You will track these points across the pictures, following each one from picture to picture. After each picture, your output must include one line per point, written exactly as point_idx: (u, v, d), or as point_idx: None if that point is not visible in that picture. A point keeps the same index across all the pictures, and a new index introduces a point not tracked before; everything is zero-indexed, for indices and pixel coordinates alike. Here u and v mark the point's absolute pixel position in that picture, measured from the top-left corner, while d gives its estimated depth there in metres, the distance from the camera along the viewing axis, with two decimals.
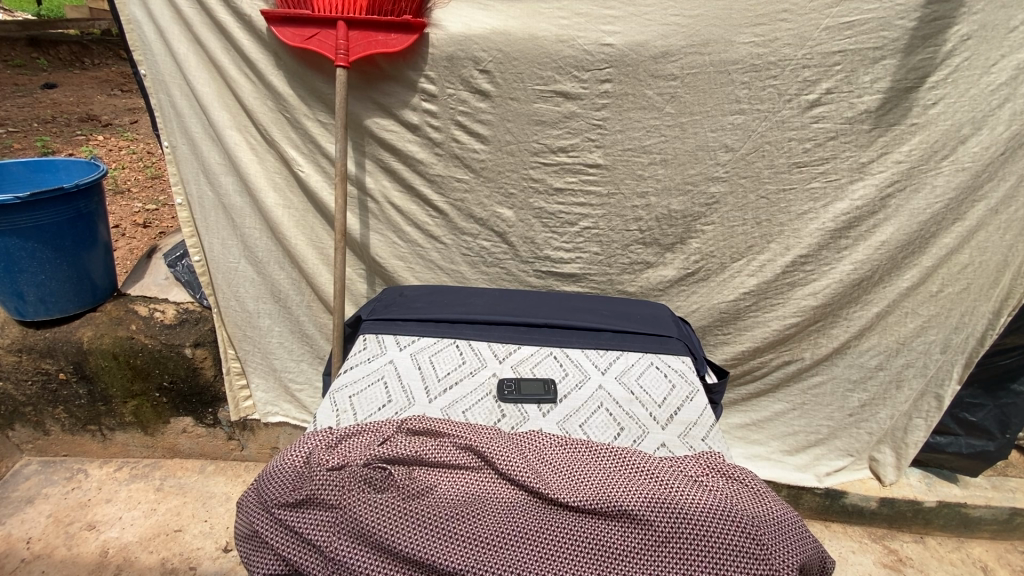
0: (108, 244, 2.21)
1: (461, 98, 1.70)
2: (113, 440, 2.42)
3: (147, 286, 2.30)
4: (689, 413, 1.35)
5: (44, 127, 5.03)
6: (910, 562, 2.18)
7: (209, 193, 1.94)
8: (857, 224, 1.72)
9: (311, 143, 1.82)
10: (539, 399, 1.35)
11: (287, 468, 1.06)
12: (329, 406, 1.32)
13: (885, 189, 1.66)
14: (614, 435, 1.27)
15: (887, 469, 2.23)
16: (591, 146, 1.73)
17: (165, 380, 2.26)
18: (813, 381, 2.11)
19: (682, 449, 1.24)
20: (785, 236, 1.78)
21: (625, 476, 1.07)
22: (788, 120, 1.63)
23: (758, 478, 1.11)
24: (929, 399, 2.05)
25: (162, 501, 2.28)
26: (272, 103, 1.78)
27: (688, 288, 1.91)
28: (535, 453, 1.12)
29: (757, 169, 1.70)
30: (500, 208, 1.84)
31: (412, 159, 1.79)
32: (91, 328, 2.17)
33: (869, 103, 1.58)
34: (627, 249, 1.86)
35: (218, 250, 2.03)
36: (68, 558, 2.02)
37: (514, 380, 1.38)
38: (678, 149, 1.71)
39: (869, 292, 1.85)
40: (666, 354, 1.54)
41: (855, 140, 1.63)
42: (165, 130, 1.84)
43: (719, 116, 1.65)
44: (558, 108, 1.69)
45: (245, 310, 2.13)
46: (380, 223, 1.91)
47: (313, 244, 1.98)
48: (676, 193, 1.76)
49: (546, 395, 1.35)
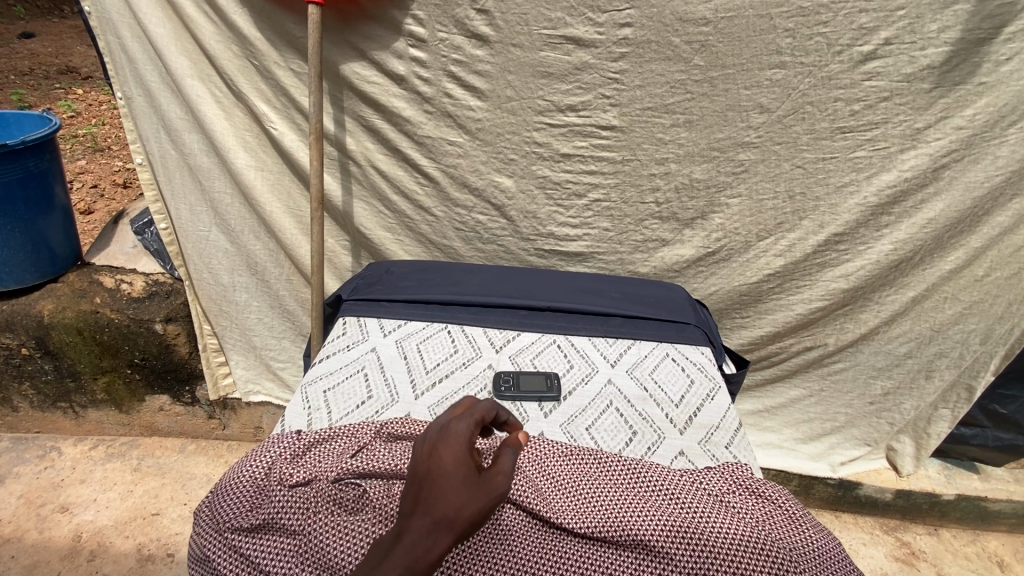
0: (68, 209, 2.01)
1: (454, 44, 1.47)
2: (86, 417, 2.28)
3: (113, 255, 2.10)
4: (710, 414, 1.18)
5: (21, 80, 4.72)
6: (923, 557, 2.09)
7: (172, 153, 1.72)
8: (903, 199, 1.52)
9: (284, 96, 1.58)
10: (541, 397, 1.18)
11: (247, 481, 0.91)
12: (300, 403, 1.15)
13: (940, 159, 1.45)
14: (626, 441, 1.10)
15: (905, 460, 2.11)
16: (605, 104, 1.50)
17: (136, 357, 2.08)
18: (834, 368, 1.97)
19: (704, 459, 1.08)
20: (820, 212, 1.58)
21: (640, 497, 0.94)
22: (836, 76, 1.39)
23: (793, 500, 0.97)
24: (959, 390, 1.92)
25: (140, 482, 2.17)
26: (237, 48, 1.54)
27: (706, 269, 1.73)
28: (536, 467, 0.98)
29: (794, 134, 1.48)
30: (499, 175, 1.63)
31: (398, 116, 1.56)
32: (51, 300, 1.97)
33: (933, 57, 1.34)
34: (640, 225, 1.67)
35: (186, 217, 1.83)
36: (40, 543, 1.93)
37: (512, 374, 1.21)
38: (705, 109, 1.47)
39: (907, 275, 1.67)
40: (682, 344, 1.37)
41: (912, 102, 1.40)
42: (117, 80, 1.61)
43: (756, 69, 1.41)
44: (568, 57, 1.45)
45: (219, 284, 1.95)
46: (364, 190, 1.70)
47: (290, 212, 1.77)
48: (699, 160, 1.55)
49: (549, 393, 1.19)
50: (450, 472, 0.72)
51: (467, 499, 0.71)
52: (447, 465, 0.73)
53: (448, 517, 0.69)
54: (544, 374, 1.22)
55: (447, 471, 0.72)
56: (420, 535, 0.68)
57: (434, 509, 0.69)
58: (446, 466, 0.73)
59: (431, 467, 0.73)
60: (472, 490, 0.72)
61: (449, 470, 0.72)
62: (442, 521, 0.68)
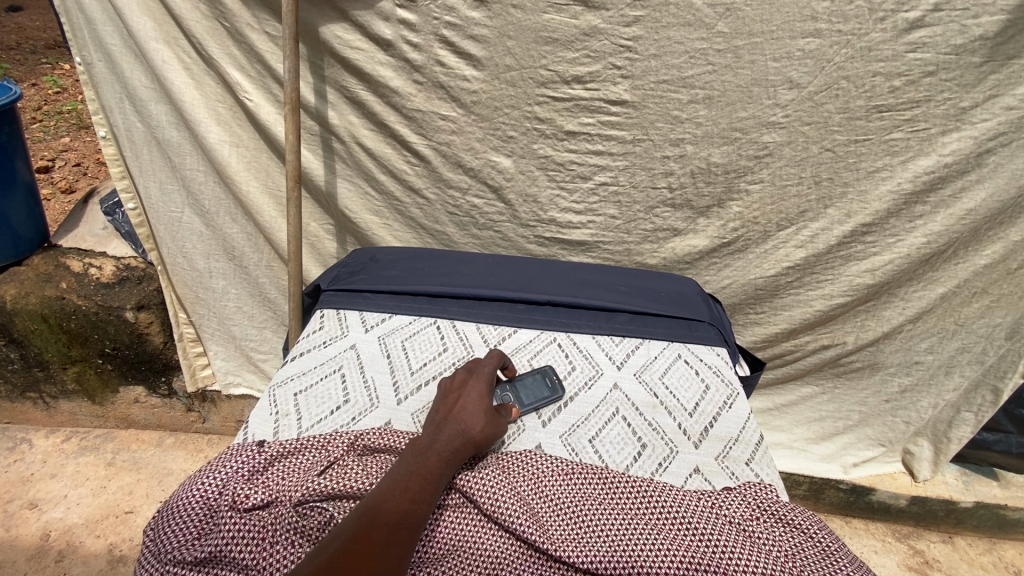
0: (31, 185, 1.86)
1: (447, 5, 1.31)
2: (58, 408, 2.15)
3: (82, 237, 1.96)
4: (728, 425, 1.06)
5: (6, 54, 4.52)
6: (936, 566, 1.99)
7: (138, 126, 1.57)
8: (941, 187, 1.38)
9: (258, 62, 1.43)
10: (547, 400, 1.05)
11: (195, 506, 0.78)
12: (267, 407, 1.02)
13: (986, 143, 1.31)
14: (634, 456, 0.98)
15: (922, 465, 2.00)
16: (616, 75, 1.35)
17: (107, 346, 1.95)
18: (851, 367, 1.85)
19: (721, 479, 0.96)
20: (848, 201, 1.44)
21: (650, 528, 0.81)
22: (876, 46, 1.24)
23: (825, 530, 0.84)
24: (984, 393, 1.80)
25: (114, 478, 2.05)
26: (205, 8, 1.38)
27: (719, 261, 1.59)
28: (531, 488, 0.85)
29: (825, 112, 1.33)
30: (496, 155, 1.49)
31: (385, 87, 1.41)
32: (13, 284, 1.83)
33: (987, 27, 1.19)
34: (650, 212, 1.53)
35: (156, 197, 1.68)
36: (5, 542, 1.82)
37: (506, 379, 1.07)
38: (727, 83, 1.32)
39: (938, 269, 1.54)
40: (696, 344, 1.24)
41: (958, 78, 1.25)
42: (74, 42, 1.46)
43: (787, 38, 1.26)
44: (575, 21, 1.30)
45: (194, 269, 1.81)
46: (349, 169, 1.56)
47: (269, 193, 1.63)
48: (718, 141, 1.40)
49: (554, 396, 1.06)
50: (478, 393, 0.94)
51: (490, 419, 0.91)
52: (475, 390, 0.95)
53: (475, 425, 0.89)
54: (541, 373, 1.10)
55: (476, 394, 0.94)
56: (459, 433, 0.85)
57: (469, 418, 0.89)
58: (475, 390, 0.95)
59: (463, 391, 0.94)
60: (493, 415, 0.93)
61: (479, 393, 0.94)
62: (472, 429, 0.87)
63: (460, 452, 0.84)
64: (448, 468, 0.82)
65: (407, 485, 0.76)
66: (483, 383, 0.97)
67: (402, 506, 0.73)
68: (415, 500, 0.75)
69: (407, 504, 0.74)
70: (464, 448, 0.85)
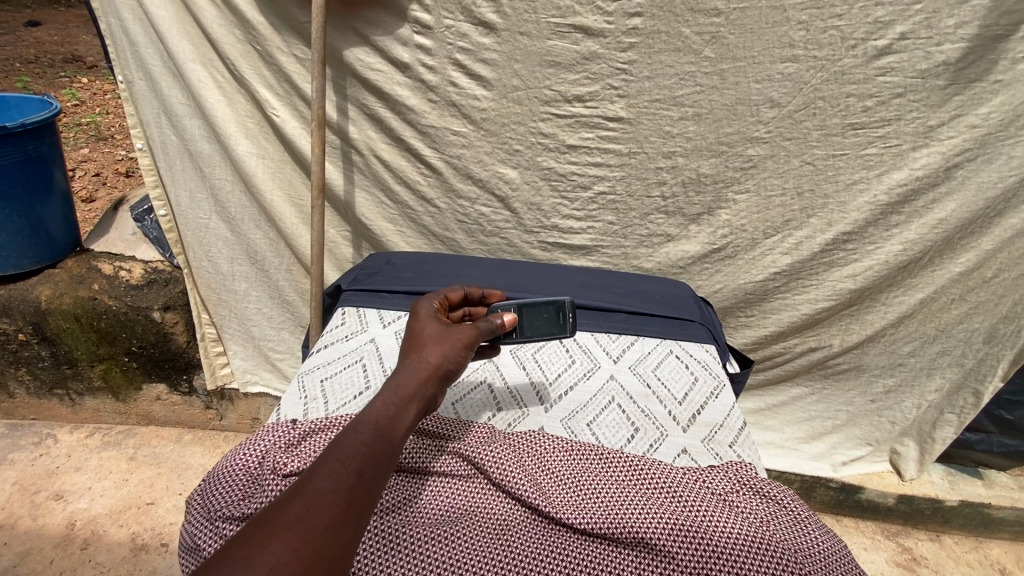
0: (67, 193, 1.99)
1: (460, 32, 1.44)
2: (83, 405, 2.26)
3: (113, 241, 2.08)
4: (714, 412, 1.16)
5: (26, 68, 4.70)
6: (924, 562, 2.07)
7: (172, 138, 1.70)
8: (914, 198, 1.49)
9: (286, 82, 1.56)
10: (551, 337, 1.14)
11: (241, 473, 0.89)
12: (296, 392, 1.13)
13: (953, 158, 1.42)
14: (627, 438, 1.08)
15: (908, 464, 2.08)
16: (613, 95, 1.48)
17: (134, 345, 2.07)
18: (838, 368, 1.95)
19: (707, 458, 1.06)
20: (829, 210, 1.55)
21: (641, 494, 0.91)
22: (849, 70, 1.36)
23: (798, 500, 0.94)
24: (966, 395, 1.89)
25: (135, 472, 2.15)
26: (239, 33, 1.51)
27: (711, 266, 1.70)
28: (534, 460, 0.96)
29: (804, 129, 1.45)
30: (503, 167, 1.61)
31: (402, 105, 1.54)
32: (49, 286, 1.96)
33: (949, 53, 1.31)
34: (645, 219, 1.64)
35: (185, 204, 1.81)
36: (33, 530, 1.92)
37: (515, 305, 1.12)
38: (715, 102, 1.45)
39: (915, 275, 1.65)
40: (687, 341, 1.34)
41: (925, 98, 1.37)
42: (118, 62, 1.59)
43: (768, 63, 1.38)
44: (576, 47, 1.43)
45: (218, 272, 1.93)
46: (367, 180, 1.68)
47: (291, 201, 1.75)
48: (707, 154, 1.52)
49: (560, 332, 1.14)
50: (425, 324, 0.92)
51: (441, 341, 0.89)
52: (423, 322, 0.93)
53: (428, 353, 0.86)
54: (552, 307, 1.14)
55: (423, 325, 0.93)
56: (410, 369, 0.83)
57: (418, 349, 0.87)
58: (420, 322, 0.93)
59: (412, 326, 0.93)
60: (442, 332, 0.90)
61: (426, 322, 0.93)
62: (421, 360, 0.85)
63: (411, 382, 0.81)
64: (391, 409, 0.77)
65: (336, 447, 0.70)
66: (429, 315, 0.95)
67: (328, 468, 0.67)
68: (345, 464, 0.68)
69: (332, 468, 0.67)
70: (412, 384, 0.81)
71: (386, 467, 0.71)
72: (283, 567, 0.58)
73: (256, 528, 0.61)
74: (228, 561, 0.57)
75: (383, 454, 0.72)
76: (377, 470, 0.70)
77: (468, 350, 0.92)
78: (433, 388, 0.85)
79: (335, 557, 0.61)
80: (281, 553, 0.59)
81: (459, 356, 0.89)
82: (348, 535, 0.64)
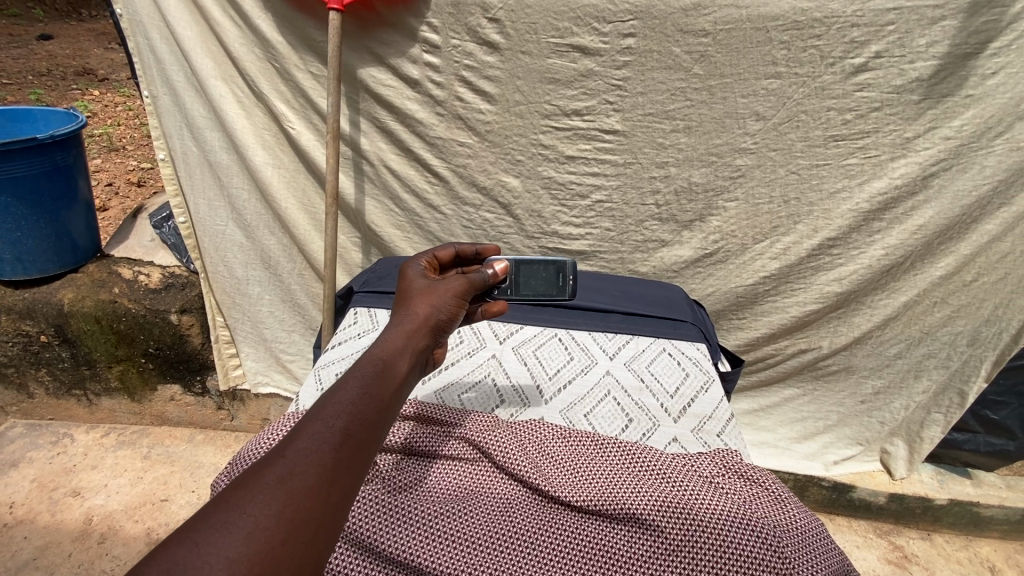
0: (90, 201, 2.09)
1: (466, 51, 1.54)
2: (99, 405, 2.34)
3: (132, 247, 2.18)
4: (704, 405, 1.24)
5: (39, 81, 4.84)
6: (915, 560, 2.12)
7: (193, 149, 1.80)
8: (894, 206, 1.58)
9: (302, 97, 1.66)
10: (550, 296, 1.19)
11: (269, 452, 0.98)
12: (313, 383, 1.22)
13: (929, 167, 1.51)
14: (622, 427, 1.16)
15: (898, 463, 2.15)
16: (609, 109, 1.57)
17: (150, 346, 2.15)
18: (828, 370, 2.02)
19: (696, 446, 1.13)
20: (814, 217, 1.64)
21: (633, 475, 0.99)
22: (829, 86, 1.46)
23: (779, 483, 1.02)
24: (951, 395, 1.96)
25: (149, 470, 2.23)
26: (259, 51, 1.62)
27: (704, 270, 1.78)
28: (534, 445, 1.04)
29: (788, 141, 1.54)
30: (506, 176, 1.70)
31: (411, 118, 1.64)
32: (71, 289, 2.05)
33: (922, 70, 1.41)
34: (640, 226, 1.73)
35: (204, 212, 1.90)
36: (52, 525, 1.98)
37: (513, 261, 1.19)
38: (704, 116, 1.54)
39: (898, 279, 1.73)
40: (680, 340, 1.42)
41: (901, 112, 1.46)
42: (144, 79, 1.70)
43: (753, 79, 1.48)
44: (574, 65, 1.53)
45: (233, 277, 2.02)
46: (377, 189, 1.78)
47: (305, 209, 1.85)
48: (698, 164, 1.61)
49: (559, 294, 1.19)
50: (413, 284, 0.94)
51: (430, 297, 0.89)
52: (412, 282, 0.94)
53: (418, 309, 0.88)
54: (553, 268, 1.20)
55: (411, 285, 0.94)
56: (399, 325, 0.84)
57: (408, 306, 0.88)
58: (408, 283, 0.94)
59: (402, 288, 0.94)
60: (429, 286, 0.92)
61: (415, 282, 0.94)
62: (411, 317, 0.86)
63: (402, 335, 0.82)
64: (378, 365, 0.75)
65: (320, 406, 0.67)
66: (417, 276, 0.96)
67: (311, 426, 0.64)
68: (329, 423, 0.65)
69: (316, 427, 0.64)
70: (402, 339, 0.81)
71: (374, 423, 0.68)
72: (265, 526, 0.55)
73: (236, 488, 0.57)
74: (206, 520, 0.54)
75: (369, 412, 0.69)
76: (365, 429, 0.67)
77: (460, 299, 0.93)
78: (427, 337, 0.85)
79: (320, 515, 0.59)
80: (265, 511, 0.55)
81: (451, 305, 0.91)
82: (336, 493, 0.61)
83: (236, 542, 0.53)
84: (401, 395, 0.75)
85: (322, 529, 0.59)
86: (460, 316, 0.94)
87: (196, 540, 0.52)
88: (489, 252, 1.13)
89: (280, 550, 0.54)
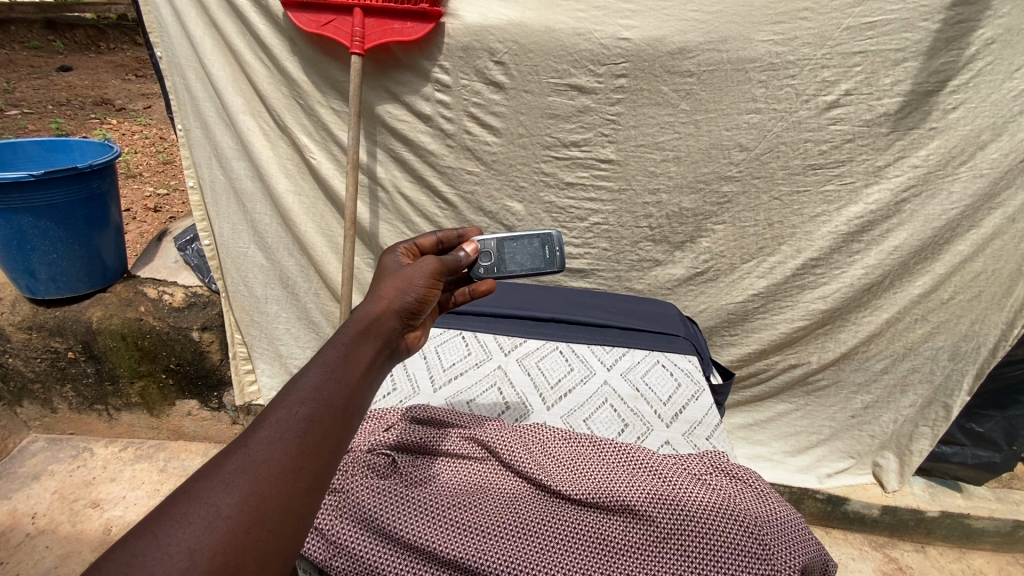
0: (120, 225, 2.23)
1: (474, 89, 1.69)
2: (119, 420, 2.44)
3: (157, 268, 2.31)
4: (694, 411, 1.34)
5: (59, 110, 5.07)
6: (910, 571, 2.16)
7: (220, 177, 1.94)
8: (870, 229, 1.71)
9: (324, 130, 1.81)
10: (540, 271, 1.23)
11: None
12: None
13: (900, 193, 1.64)
14: (618, 431, 1.26)
15: (890, 476, 2.22)
16: (604, 141, 1.71)
17: (172, 362, 2.26)
18: (818, 384, 2.11)
19: (686, 449, 1.23)
20: (797, 239, 1.77)
21: (628, 472, 1.08)
22: (805, 120, 1.60)
23: (762, 479, 1.11)
24: (937, 408, 2.04)
25: (166, 482, 2.31)
26: (285, 90, 1.77)
27: (696, 288, 1.90)
28: (537, 445, 1.14)
29: (770, 169, 1.68)
30: (510, 201, 1.84)
31: (424, 149, 1.79)
32: (100, 308, 2.17)
33: (888, 106, 1.55)
34: (635, 246, 1.86)
35: (228, 235, 2.04)
36: (72, 535, 2.05)
37: (497, 238, 1.19)
38: (692, 147, 1.68)
39: (879, 297, 1.84)
40: (672, 353, 1.53)
41: (872, 143, 1.60)
42: (180, 114, 1.85)
43: (736, 114, 1.62)
44: (572, 102, 1.67)
45: (252, 295, 2.14)
46: (390, 213, 1.91)
47: (322, 232, 1.98)
48: (687, 191, 1.74)
49: (548, 267, 1.23)
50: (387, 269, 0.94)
51: (397, 279, 0.88)
52: (388, 268, 0.94)
53: (385, 291, 0.86)
54: (538, 241, 1.23)
55: (385, 270, 0.93)
56: (365, 307, 0.83)
57: (377, 289, 0.88)
58: (383, 269, 0.94)
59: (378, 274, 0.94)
60: (400, 271, 0.91)
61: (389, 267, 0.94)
62: (375, 299, 0.85)
63: (366, 318, 0.81)
64: (341, 350, 0.74)
65: (284, 394, 0.68)
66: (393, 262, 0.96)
67: (275, 415, 0.65)
68: (291, 410, 0.66)
69: (280, 412, 0.66)
70: (365, 320, 0.81)
71: (338, 410, 0.68)
72: (227, 514, 0.57)
73: (199, 478, 0.60)
74: (168, 511, 0.56)
75: (333, 398, 0.69)
76: (331, 413, 0.68)
77: (431, 281, 0.90)
78: (395, 319, 0.84)
79: (286, 501, 0.61)
80: (223, 499, 0.58)
81: (420, 287, 0.88)
82: (304, 479, 0.63)
83: (198, 530, 0.56)
84: (369, 377, 0.75)
85: (289, 515, 0.61)
86: (433, 296, 0.91)
87: (156, 534, 0.55)
88: (469, 234, 1.16)
89: (243, 538, 0.57)
